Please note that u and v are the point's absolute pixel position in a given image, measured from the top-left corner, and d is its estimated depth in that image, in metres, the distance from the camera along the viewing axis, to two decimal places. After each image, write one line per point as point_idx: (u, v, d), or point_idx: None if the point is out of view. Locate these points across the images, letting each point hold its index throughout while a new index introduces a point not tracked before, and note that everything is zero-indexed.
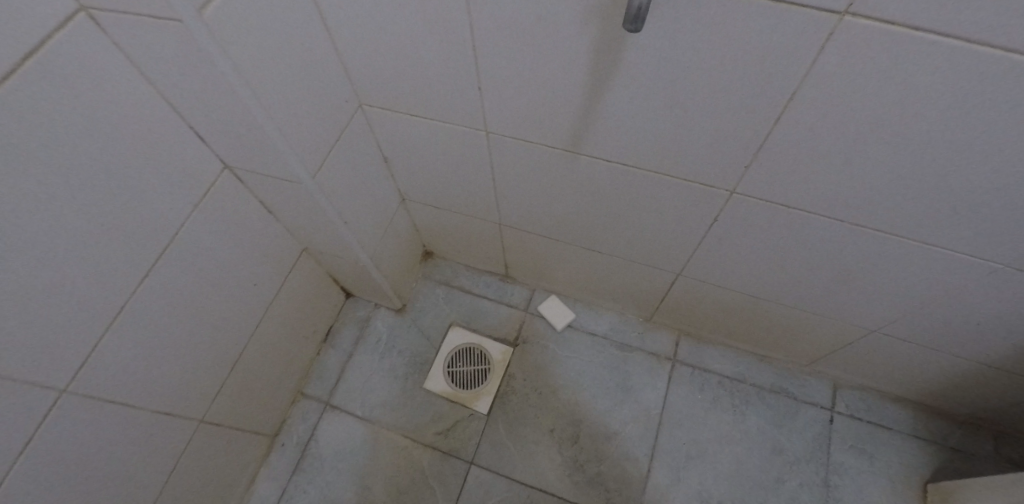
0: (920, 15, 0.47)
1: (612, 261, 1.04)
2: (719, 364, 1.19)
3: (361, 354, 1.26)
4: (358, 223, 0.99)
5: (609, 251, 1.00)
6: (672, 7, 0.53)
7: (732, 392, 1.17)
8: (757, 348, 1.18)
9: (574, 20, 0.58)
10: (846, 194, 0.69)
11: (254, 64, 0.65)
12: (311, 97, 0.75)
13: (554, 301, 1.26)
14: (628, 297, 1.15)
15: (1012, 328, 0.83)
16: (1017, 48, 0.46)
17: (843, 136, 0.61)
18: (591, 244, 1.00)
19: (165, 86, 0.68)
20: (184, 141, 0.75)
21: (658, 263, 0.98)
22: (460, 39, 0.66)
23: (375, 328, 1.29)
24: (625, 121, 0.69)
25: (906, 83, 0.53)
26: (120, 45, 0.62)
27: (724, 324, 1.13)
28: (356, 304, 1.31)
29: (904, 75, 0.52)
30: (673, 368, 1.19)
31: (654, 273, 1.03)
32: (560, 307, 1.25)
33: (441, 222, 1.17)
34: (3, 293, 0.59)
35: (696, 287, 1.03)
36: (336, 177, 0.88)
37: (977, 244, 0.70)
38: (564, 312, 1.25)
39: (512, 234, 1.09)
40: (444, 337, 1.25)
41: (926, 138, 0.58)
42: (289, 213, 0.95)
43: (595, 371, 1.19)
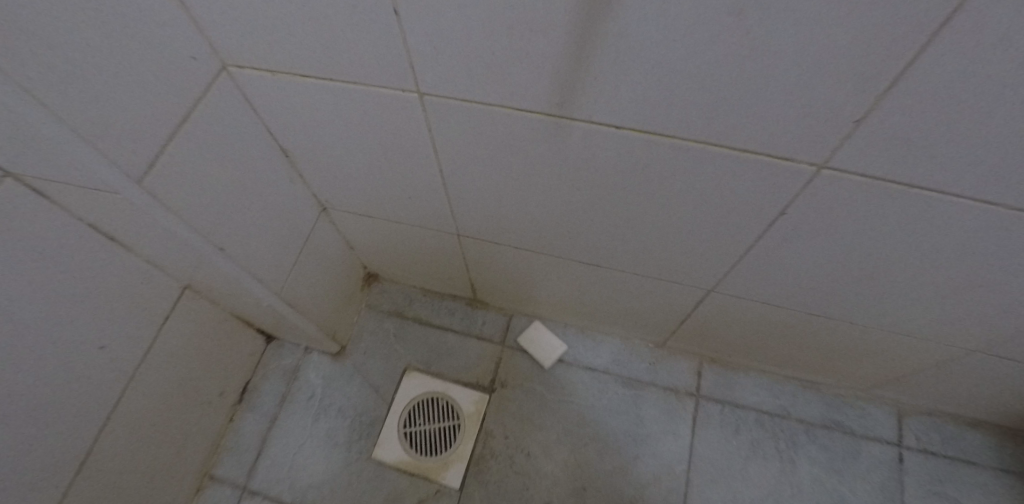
0: None
1: (617, 276, 0.75)
2: (757, 396, 0.92)
3: (287, 417, 0.94)
4: (246, 245, 0.68)
5: (611, 262, 0.72)
6: None
7: (777, 433, 0.90)
8: (805, 372, 0.90)
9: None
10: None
11: None
12: (111, 44, 0.43)
13: (540, 330, 0.96)
14: (636, 319, 0.87)
15: None
16: None
17: None
18: (587, 253, 0.71)
19: None
20: None
21: (681, 276, 0.71)
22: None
23: (305, 380, 0.96)
24: (650, 58, 0.40)
25: None
26: None
27: (767, 347, 0.86)
28: (281, 348, 0.99)
29: None
30: (700, 407, 0.91)
31: (674, 289, 0.74)
32: (548, 337, 0.95)
33: (380, 236, 0.86)
34: None
35: (734, 304, 0.75)
36: (189, 182, 0.56)
37: None
38: (554, 343, 0.95)
39: (476, 246, 0.80)
40: (398, 386, 0.94)
41: None
42: (141, 239, 0.63)
43: (598, 418, 0.90)
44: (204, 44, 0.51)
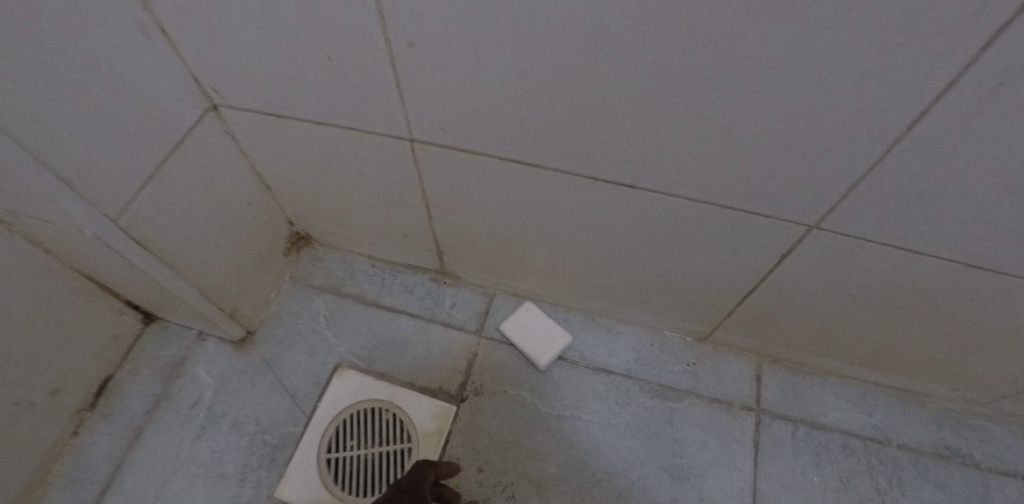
0: None
1: (664, 204, 0.46)
2: (840, 413, 0.64)
3: (158, 432, 0.64)
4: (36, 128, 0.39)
5: (657, 177, 0.44)
6: None
7: (873, 468, 0.62)
8: (913, 378, 0.63)
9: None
10: None
11: None
12: None
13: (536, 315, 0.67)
14: (679, 293, 0.59)
15: None
16: None
17: None
18: (620, 159, 0.43)
19: None
20: None
21: (771, 199, 0.43)
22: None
23: (190, 378, 0.66)
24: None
25: None
26: None
27: (871, 337, 0.58)
28: (164, 332, 0.69)
29: None
30: (763, 427, 0.62)
31: (751, 230, 0.47)
32: (547, 326, 0.66)
33: (299, 160, 0.57)
34: None
35: (845, 257, 0.47)
36: None
37: None
38: (557, 334, 0.66)
39: (439, 165, 0.51)
40: (324, 391, 0.64)
41: None
42: None
43: (614, 443, 0.61)
44: None
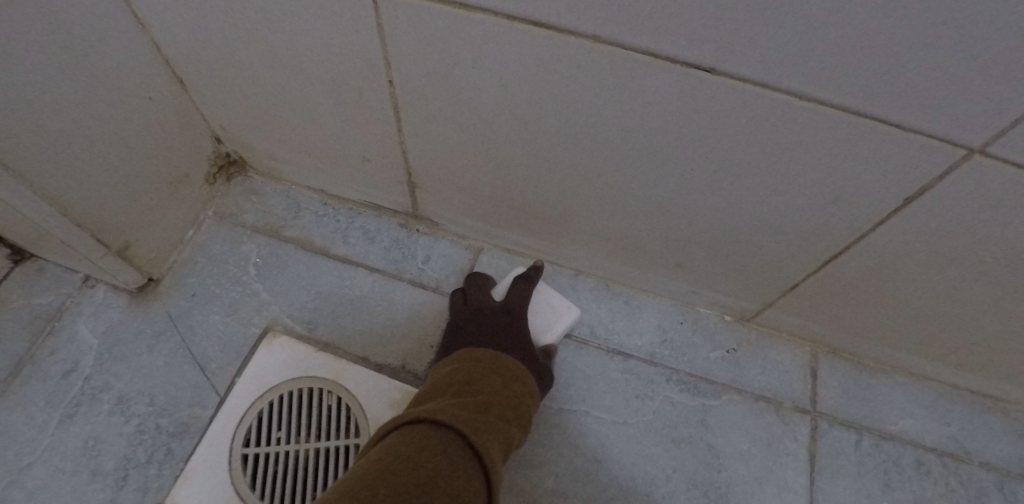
0: None
1: (755, 105, 0.30)
2: (914, 421, 0.50)
3: (14, 408, 0.46)
4: None
5: (761, 56, 0.27)
6: None
7: (955, 493, 0.48)
8: (1013, 382, 0.48)
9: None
10: None
11: None
12: None
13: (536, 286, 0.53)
14: (734, 253, 0.44)
15: None
16: None
17: None
18: (712, 16, 0.26)
19: None
20: None
21: (937, 103, 0.27)
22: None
23: (68, 340, 0.49)
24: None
25: None
26: None
27: (984, 328, 0.42)
28: (37, 275, 0.52)
29: None
30: (818, 436, 0.48)
31: (874, 157, 0.31)
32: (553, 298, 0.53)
33: (210, 34, 0.39)
34: None
35: (1007, 204, 0.31)
36: None
37: None
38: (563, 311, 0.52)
39: (415, 34, 0.33)
40: (248, 362, 0.48)
41: None
42: None
43: (631, 449, 0.47)
44: None
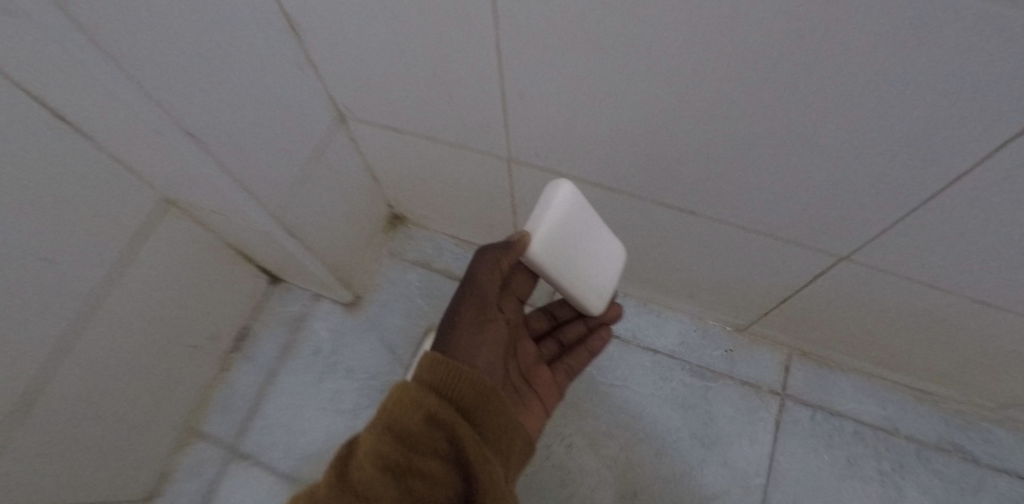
0: None
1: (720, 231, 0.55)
2: (858, 404, 0.74)
3: (289, 372, 0.80)
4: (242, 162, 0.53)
5: (716, 210, 0.53)
6: None
7: (879, 451, 0.72)
8: (927, 381, 0.70)
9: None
10: None
11: None
12: None
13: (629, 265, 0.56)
14: (724, 292, 0.68)
15: None
16: None
17: None
18: (687, 195, 0.52)
19: None
20: None
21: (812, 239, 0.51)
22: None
23: (312, 333, 0.82)
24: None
25: None
26: None
27: (890, 346, 0.65)
28: (287, 291, 0.84)
29: None
30: (784, 410, 0.73)
31: (791, 257, 0.55)
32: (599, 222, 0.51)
33: (406, 164, 0.67)
34: None
35: (870, 285, 0.55)
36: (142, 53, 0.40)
37: None
38: (584, 210, 0.48)
39: (530, 180, 0.60)
40: (418, 348, 0.78)
41: None
42: (78, 113, 0.46)
43: (658, 411, 0.73)
44: None
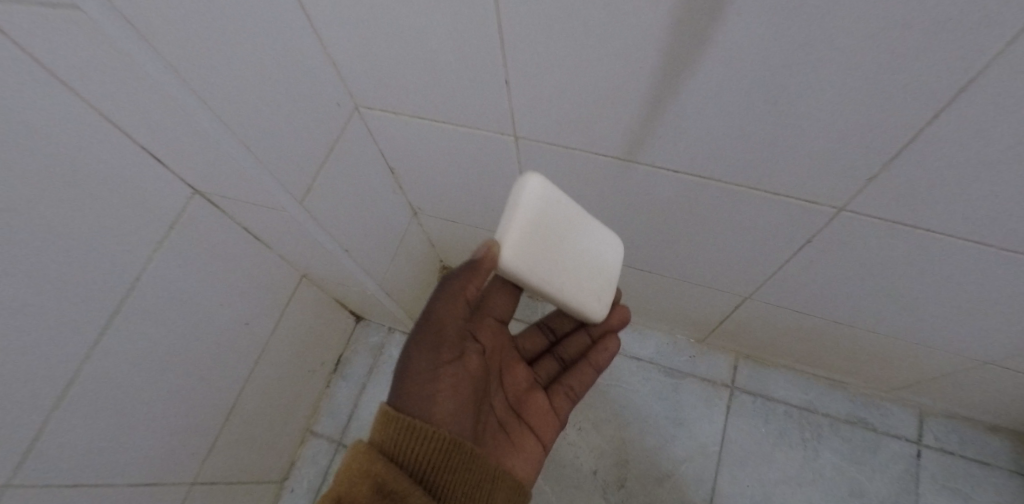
0: None
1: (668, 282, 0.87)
2: (786, 391, 1.03)
3: (375, 387, 1.11)
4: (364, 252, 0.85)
5: (661, 266, 0.85)
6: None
7: (802, 425, 1.01)
8: (830, 372, 1.00)
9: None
10: (986, 218, 0.51)
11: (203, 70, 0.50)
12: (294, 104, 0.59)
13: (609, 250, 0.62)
14: (681, 316, 1.00)
15: None
16: None
17: (1007, 149, 0.44)
18: (643, 258, 0.85)
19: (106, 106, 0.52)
20: (143, 173, 0.59)
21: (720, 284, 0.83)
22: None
23: (390, 357, 1.13)
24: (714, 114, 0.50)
25: None
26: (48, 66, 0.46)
27: (794, 347, 0.96)
28: (369, 327, 1.16)
29: None
30: (732, 397, 1.03)
31: (713, 293, 0.87)
32: (570, 214, 0.57)
33: (458, 240, 0.98)
34: None
35: (765, 309, 0.86)
36: (335, 200, 0.74)
37: None
38: (552, 202, 0.54)
39: None
40: None
41: None
42: (274, 235, 0.78)
43: (642, 402, 1.04)
44: (344, 92, 0.64)
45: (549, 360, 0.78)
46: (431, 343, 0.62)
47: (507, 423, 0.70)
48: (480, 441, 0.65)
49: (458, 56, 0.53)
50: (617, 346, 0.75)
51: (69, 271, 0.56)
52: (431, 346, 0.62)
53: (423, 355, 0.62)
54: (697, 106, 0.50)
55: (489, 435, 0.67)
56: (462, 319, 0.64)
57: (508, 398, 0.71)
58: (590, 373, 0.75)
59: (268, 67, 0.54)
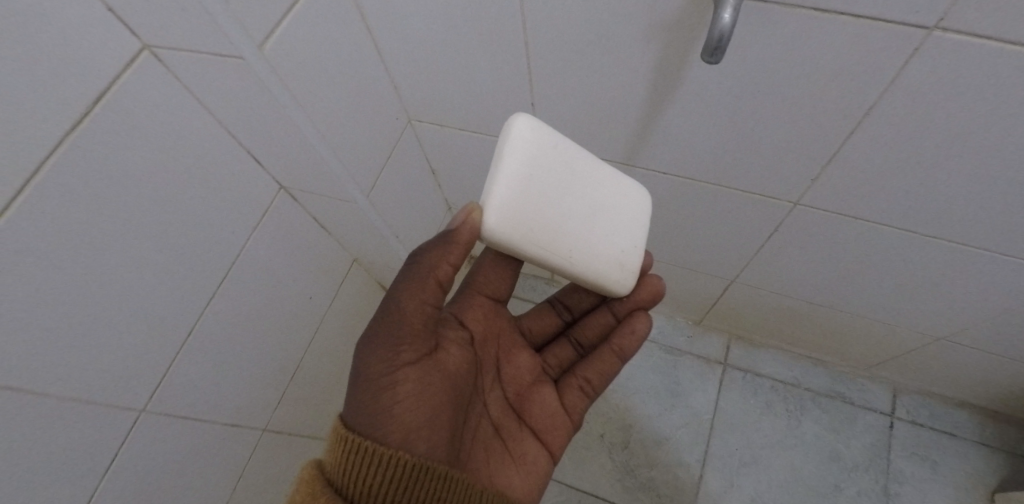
0: (994, 29, 0.45)
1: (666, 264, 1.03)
2: (773, 368, 1.17)
3: None
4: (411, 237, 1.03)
5: (659, 254, 1.00)
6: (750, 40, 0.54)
7: (786, 398, 1.14)
8: (811, 350, 1.13)
9: (636, 16, 0.55)
10: (903, 203, 0.67)
11: (311, 93, 0.68)
12: (374, 116, 0.78)
13: (620, 202, 0.69)
14: (679, 300, 1.14)
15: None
16: None
17: (908, 150, 0.59)
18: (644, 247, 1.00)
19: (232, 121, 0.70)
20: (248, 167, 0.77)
21: (709, 268, 0.98)
22: (508, 30, 0.63)
23: None
24: (694, 123, 0.67)
25: (971, 94, 0.51)
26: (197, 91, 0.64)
27: (777, 327, 1.10)
28: None
29: (958, 92, 0.51)
30: (725, 372, 1.17)
31: (704, 277, 1.02)
32: (562, 176, 0.63)
33: None
34: (110, 332, 0.65)
35: (749, 291, 1.01)
36: (393, 193, 0.92)
37: None
38: (529, 164, 0.60)
39: None
40: None
41: (985, 150, 0.56)
42: (339, 223, 0.96)
43: (645, 375, 1.19)
44: (402, 108, 0.81)
45: (565, 345, 0.85)
46: (389, 347, 0.62)
47: (502, 419, 0.76)
48: (466, 443, 0.70)
49: (497, 81, 0.71)
50: (647, 330, 0.77)
51: (202, 243, 0.73)
52: (388, 346, 0.62)
53: (379, 356, 0.62)
54: (681, 116, 0.67)
55: (482, 435, 0.73)
56: (427, 310, 0.64)
57: (507, 393, 0.78)
58: (613, 360, 0.79)
59: (355, 90, 0.72)
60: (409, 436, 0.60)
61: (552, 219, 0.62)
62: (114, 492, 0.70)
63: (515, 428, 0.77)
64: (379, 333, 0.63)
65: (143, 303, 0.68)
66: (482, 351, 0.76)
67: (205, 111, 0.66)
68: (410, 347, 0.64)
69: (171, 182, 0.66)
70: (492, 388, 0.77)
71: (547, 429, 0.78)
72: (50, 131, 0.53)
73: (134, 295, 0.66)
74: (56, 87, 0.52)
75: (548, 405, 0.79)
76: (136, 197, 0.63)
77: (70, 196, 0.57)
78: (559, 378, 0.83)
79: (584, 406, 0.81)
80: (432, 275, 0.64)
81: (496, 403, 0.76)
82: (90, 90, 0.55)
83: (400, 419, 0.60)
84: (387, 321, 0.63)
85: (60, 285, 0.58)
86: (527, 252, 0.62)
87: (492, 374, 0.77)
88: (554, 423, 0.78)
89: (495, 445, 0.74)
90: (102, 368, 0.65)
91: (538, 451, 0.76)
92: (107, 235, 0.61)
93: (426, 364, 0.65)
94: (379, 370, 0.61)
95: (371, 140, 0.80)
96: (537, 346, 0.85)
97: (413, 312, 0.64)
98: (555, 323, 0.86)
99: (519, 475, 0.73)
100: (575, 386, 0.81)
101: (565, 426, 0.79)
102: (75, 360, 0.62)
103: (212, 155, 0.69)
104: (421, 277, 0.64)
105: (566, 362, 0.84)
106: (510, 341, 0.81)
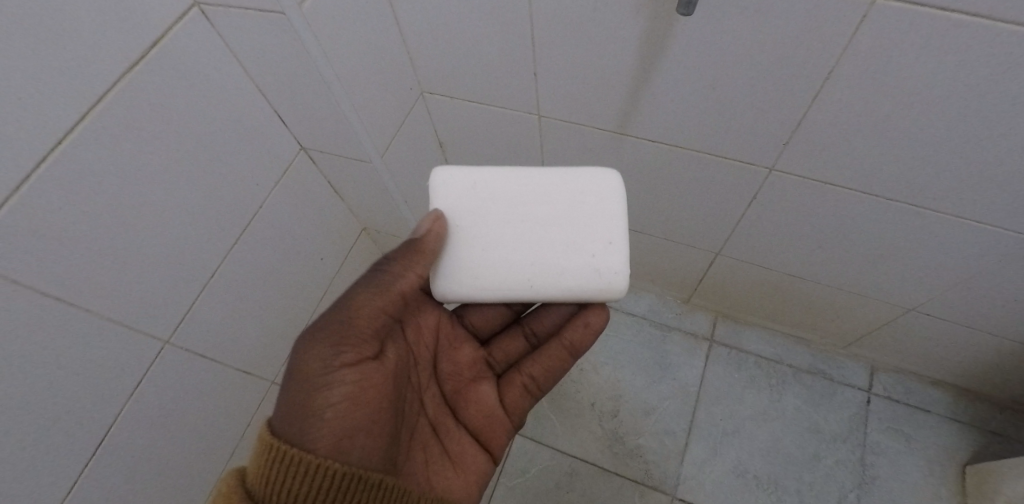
0: None
1: (655, 238, 1.09)
2: (756, 345, 1.23)
3: None
4: (417, 203, 1.12)
5: (648, 228, 1.07)
6: (717, 9, 0.62)
7: (769, 372, 1.21)
8: (792, 327, 1.20)
9: None
10: (866, 165, 0.74)
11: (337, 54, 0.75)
12: (388, 82, 0.85)
13: (580, 199, 0.70)
14: (668, 276, 1.21)
15: (983, 302, 0.89)
16: (983, 14, 0.52)
17: (867, 112, 0.67)
18: (634, 221, 1.07)
19: (260, 76, 0.79)
20: (270, 124, 0.86)
21: (695, 240, 1.05)
22: (515, 4, 0.70)
23: None
24: (680, 90, 0.74)
25: (915, 56, 0.58)
26: (229, 44, 0.74)
27: (761, 304, 1.17)
28: None
29: (905, 54, 0.58)
30: (711, 348, 1.24)
31: (691, 251, 1.09)
32: (498, 205, 0.70)
33: None
34: (147, 262, 0.72)
35: (734, 265, 1.08)
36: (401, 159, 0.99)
37: (995, 216, 0.73)
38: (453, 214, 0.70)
39: None
40: None
41: (933, 111, 0.63)
42: (349, 184, 1.04)
43: (635, 350, 1.26)
44: (414, 80, 0.89)
45: (513, 338, 0.84)
46: (334, 350, 0.65)
47: (439, 419, 0.78)
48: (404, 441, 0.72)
49: (503, 53, 0.78)
50: (602, 323, 0.77)
51: (227, 189, 0.81)
52: (329, 349, 0.65)
53: (318, 360, 0.64)
54: (668, 83, 0.73)
55: (420, 436, 0.75)
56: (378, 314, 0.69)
57: (445, 393, 0.79)
58: (562, 351, 0.80)
59: (373, 56, 0.80)
60: (341, 443, 0.62)
61: (507, 255, 0.68)
62: (138, 415, 0.77)
63: (453, 428, 0.78)
64: (321, 335, 0.66)
65: (177, 239, 0.75)
66: (418, 346, 0.77)
67: (238, 64, 0.77)
68: (352, 349, 0.66)
69: (202, 128, 0.74)
70: (428, 386, 0.78)
71: (485, 428, 0.79)
72: (110, 68, 0.61)
73: (169, 229, 0.74)
74: (116, 32, 0.60)
75: (486, 403, 0.80)
76: (175, 139, 0.71)
77: (122, 131, 0.64)
78: (503, 373, 0.84)
79: (525, 403, 0.83)
80: (394, 285, 0.70)
81: (433, 402, 0.78)
82: (144, 37, 0.63)
83: (331, 424, 0.62)
84: (333, 324, 0.67)
85: (110, 209, 0.66)
86: (498, 286, 0.67)
87: (429, 371, 0.79)
88: (492, 422, 0.80)
89: (433, 446, 0.76)
90: (136, 294, 0.72)
91: (476, 451, 0.78)
92: (149, 171, 0.69)
93: (368, 366, 0.67)
94: (318, 373, 0.64)
95: (385, 105, 0.87)
96: (482, 339, 0.85)
97: (368, 315, 0.69)
98: (501, 314, 0.84)
99: (457, 479, 0.75)
100: (517, 383, 0.82)
101: (502, 424, 0.80)
102: (116, 281, 0.69)
103: (239, 104, 0.79)
104: (382, 285, 0.70)
105: (513, 354, 0.84)
106: (450, 335, 0.81)
